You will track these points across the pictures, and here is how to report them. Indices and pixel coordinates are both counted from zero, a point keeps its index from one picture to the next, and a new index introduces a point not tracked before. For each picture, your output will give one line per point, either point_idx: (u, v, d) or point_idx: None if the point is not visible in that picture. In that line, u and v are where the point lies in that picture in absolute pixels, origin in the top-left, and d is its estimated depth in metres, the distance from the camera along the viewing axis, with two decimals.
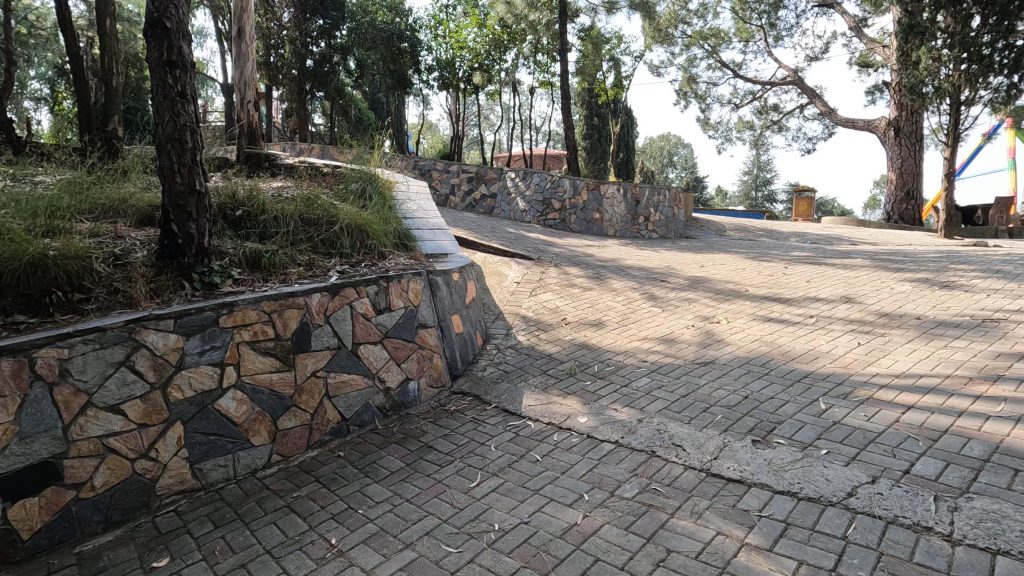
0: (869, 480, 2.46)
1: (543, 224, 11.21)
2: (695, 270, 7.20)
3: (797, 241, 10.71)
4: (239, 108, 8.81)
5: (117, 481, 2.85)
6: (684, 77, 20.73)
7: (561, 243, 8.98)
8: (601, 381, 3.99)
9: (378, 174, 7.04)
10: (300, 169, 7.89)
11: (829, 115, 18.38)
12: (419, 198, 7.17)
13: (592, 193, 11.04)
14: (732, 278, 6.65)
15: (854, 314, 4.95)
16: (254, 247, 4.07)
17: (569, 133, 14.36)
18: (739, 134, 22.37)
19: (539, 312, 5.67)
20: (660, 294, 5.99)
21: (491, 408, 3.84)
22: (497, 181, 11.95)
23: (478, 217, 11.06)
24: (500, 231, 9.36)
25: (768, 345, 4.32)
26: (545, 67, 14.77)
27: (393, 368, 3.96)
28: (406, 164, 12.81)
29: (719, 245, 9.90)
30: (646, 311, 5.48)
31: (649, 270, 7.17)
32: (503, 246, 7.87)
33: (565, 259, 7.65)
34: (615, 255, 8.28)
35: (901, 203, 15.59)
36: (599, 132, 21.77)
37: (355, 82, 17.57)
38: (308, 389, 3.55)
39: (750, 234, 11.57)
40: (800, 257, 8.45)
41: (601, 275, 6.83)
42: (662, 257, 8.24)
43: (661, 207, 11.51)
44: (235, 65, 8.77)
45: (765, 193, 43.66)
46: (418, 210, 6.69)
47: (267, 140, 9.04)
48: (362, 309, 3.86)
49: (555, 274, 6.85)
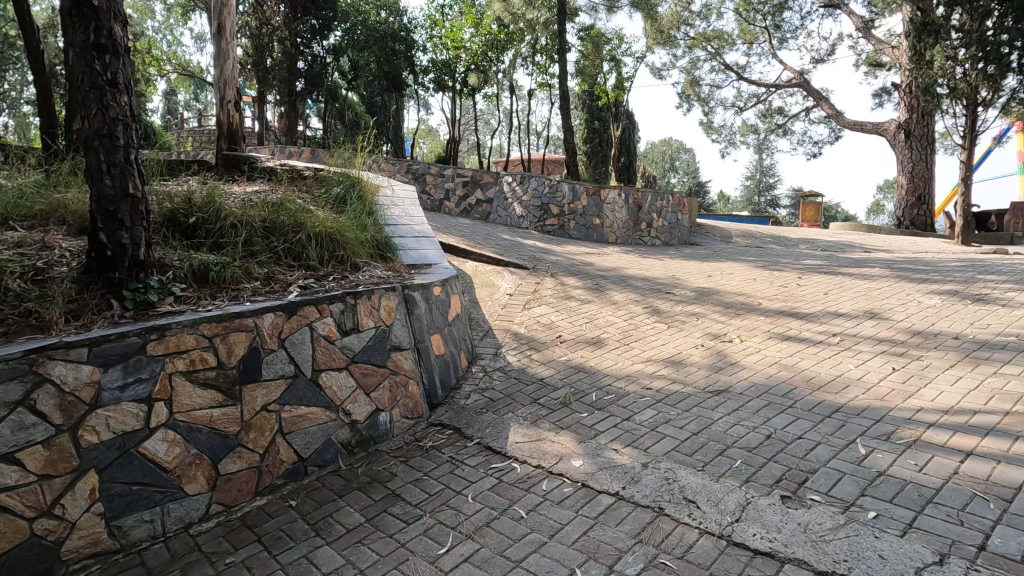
0: (935, 561, 1.95)
1: (540, 230, 10.72)
2: (702, 280, 6.69)
3: (808, 248, 10.21)
4: (219, 109, 8.34)
5: (9, 547, 2.34)
6: (687, 80, 20.29)
7: (559, 251, 8.48)
8: (599, 414, 3.48)
9: (361, 176, 6.55)
10: (281, 172, 7.42)
11: (835, 117, 17.91)
12: (405, 201, 6.69)
13: (593, 198, 10.60)
14: (743, 290, 6.14)
15: (883, 332, 4.43)
16: (203, 259, 3.57)
17: (569, 136, 13.89)
18: (743, 137, 21.90)
19: (532, 327, 5.16)
20: (665, 308, 5.49)
21: (471, 445, 3.34)
22: (494, 185, 11.48)
23: (472, 223, 10.57)
24: (494, 238, 8.87)
25: (789, 370, 3.81)
26: (544, 68, 14.31)
27: (360, 398, 3.45)
28: (398, 168, 12.34)
29: (725, 252, 9.40)
30: (650, 328, 4.97)
31: (652, 280, 6.66)
32: (496, 254, 7.37)
33: (563, 268, 7.15)
34: (616, 264, 7.78)
35: (912, 208, 15.08)
36: (599, 136, 21.30)
37: (349, 84, 17.10)
38: (257, 426, 3.04)
39: (757, 241, 11.07)
40: (813, 266, 7.94)
41: (601, 286, 6.33)
42: (666, 266, 7.73)
43: (664, 212, 11.01)
44: (215, 63, 8.31)
45: (768, 198, 43.15)
46: (402, 215, 6.20)
47: (248, 142, 8.56)
48: (324, 331, 3.37)
49: (551, 285, 6.35)
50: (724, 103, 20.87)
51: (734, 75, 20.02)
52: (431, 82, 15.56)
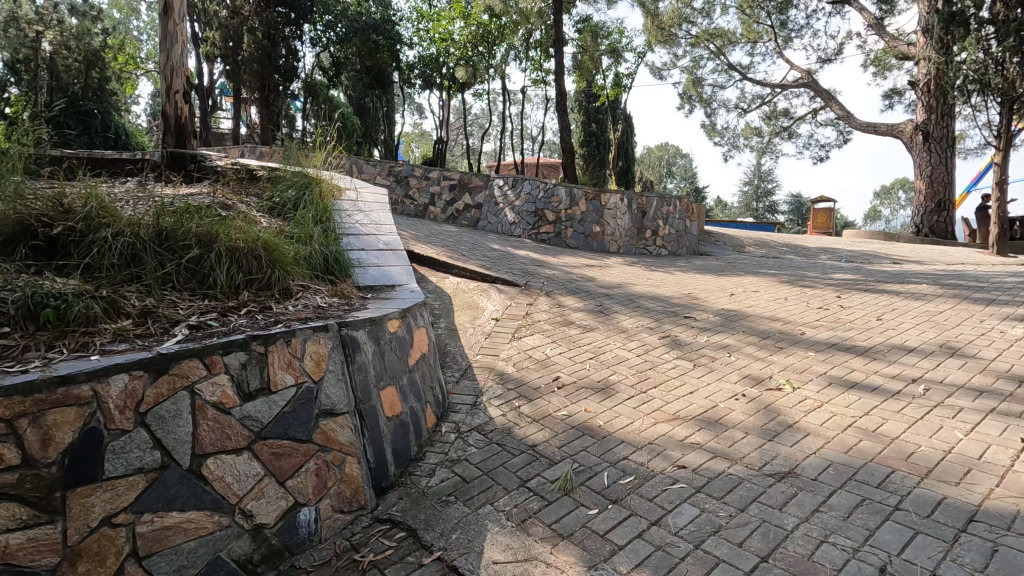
0: None
1: (535, 239, 9.66)
2: (724, 301, 5.66)
3: (830, 259, 9.22)
4: (164, 100, 7.27)
5: None
6: (688, 81, 19.36)
7: (556, 264, 7.43)
8: (615, 511, 2.42)
9: (321, 177, 5.49)
10: (231, 171, 6.31)
11: (846, 119, 16.98)
12: (374, 207, 5.63)
13: (592, 203, 9.58)
14: (775, 314, 5.11)
15: (978, 378, 3.41)
16: (50, 287, 2.50)
17: (565, 136, 12.90)
18: (746, 141, 20.99)
19: (522, 365, 4.10)
20: (686, 340, 4.43)
21: (431, 564, 2.29)
22: (484, 189, 10.46)
23: (459, 231, 9.51)
24: (482, 248, 7.80)
25: (874, 441, 2.77)
26: (539, 64, 13.33)
27: (269, 491, 2.38)
28: (379, 169, 11.22)
29: (742, 265, 8.39)
30: (671, 367, 3.93)
31: (665, 301, 5.62)
32: (482, 268, 6.32)
33: (560, 285, 6.09)
34: (619, 279, 6.75)
35: (932, 215, 14.14)
36: (597, 139, 20.28)
37: (332, 81, 16.02)
38: (93, 551, 1.97)
39: (773, 251, 10.07)
40: (846, 281, 6.93)
41: (606, 309, 5.28)
42: (679, 281, 6.70)
43: (670, 219, 10.00)
44: (161, 47, 7.23)
45: (766, 203, 42.41)
46: (366, 224, 5.13)
47: (198, 139, 7.48)
48: (214, 397, 2.30)
49: (546, 307, 5.29)
50: (726, 105, 19.98)
51: (739, 76, 19.12)
52: (419, 79, 14.55)
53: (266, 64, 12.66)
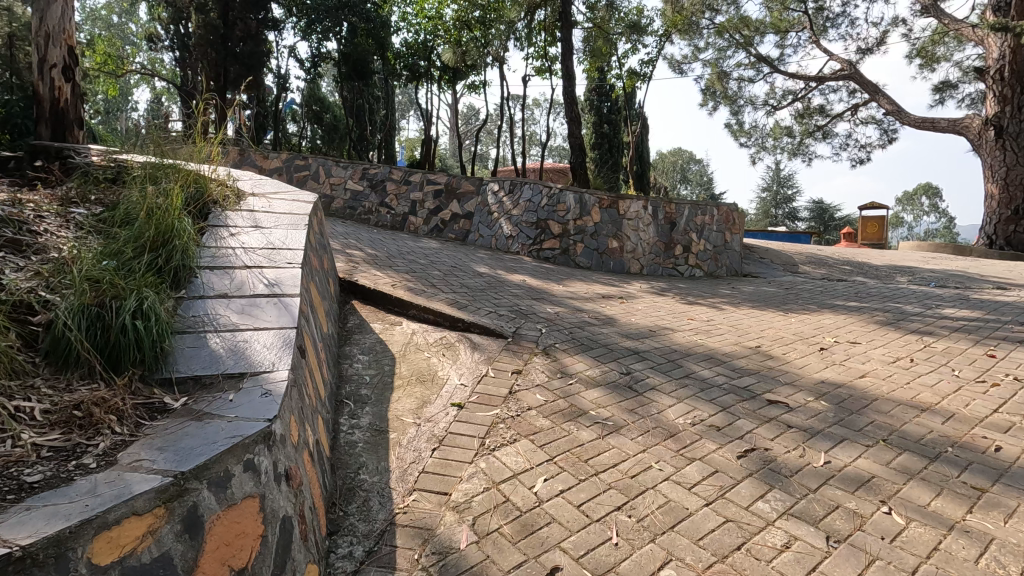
0: None
1: (536, 257, 7.74)
2: (818, 364, 3.69)
3: (914, 283, 7.25)
4: (36, 76, 5.41)
5: None
6: (713, 74, 17.29)
7: (561, 295, 5.50)
8: None
9: (196, 173, 3.59)
10: (91, 164, 4.41)
11: (898, 114, 14.86)
12: (284, 219, 3.73)
13: (607, 211, 7.67)
14: (916, 395, 3.14)
15: None
16: None
17: (574, 131, 10.98)
18: (776, 142, 18.87)
19: (489, 527, 2.14)
20: (788, 461, 2.47)
21: None
22: (475, 196, 8.56)
23: (442, 247, 7.59)
24: (463, 272, 5.89)
25: None
26: (545, 50, 11.47)
27: None
28: (351, 172, 9.31)
29: (809, 293, 6.41)
30: (785, 544, 1.96)
31: (727, 364, 3.66)
32: (453, 307, 4.40)
33: (566, 334, 4.16)
34: (650, 319, 4.80)
35: (1008, 224, 12.07)
36: (610, 142, 18.38)
37: (312, 75, 14.26)
38: None
39: (832, 272, 8.10)
40: (970, 321, 4.95)
41: (637, 382, 3.34)
42: (736, 324, 4.74)
43: (706, 231, 8.09)
44: (32, 5, 5.37)
45: (787, 210, 39.94)
46: (253, 249, 3.23)
47: (81, 129, 5.60)
48: None
49: (542, 380, 3.36)
50: (754, 102, 17.94)
51: (769, 69, 17.04)
52: (406, 71, 12.75)
53: (220, 50, 10.88)
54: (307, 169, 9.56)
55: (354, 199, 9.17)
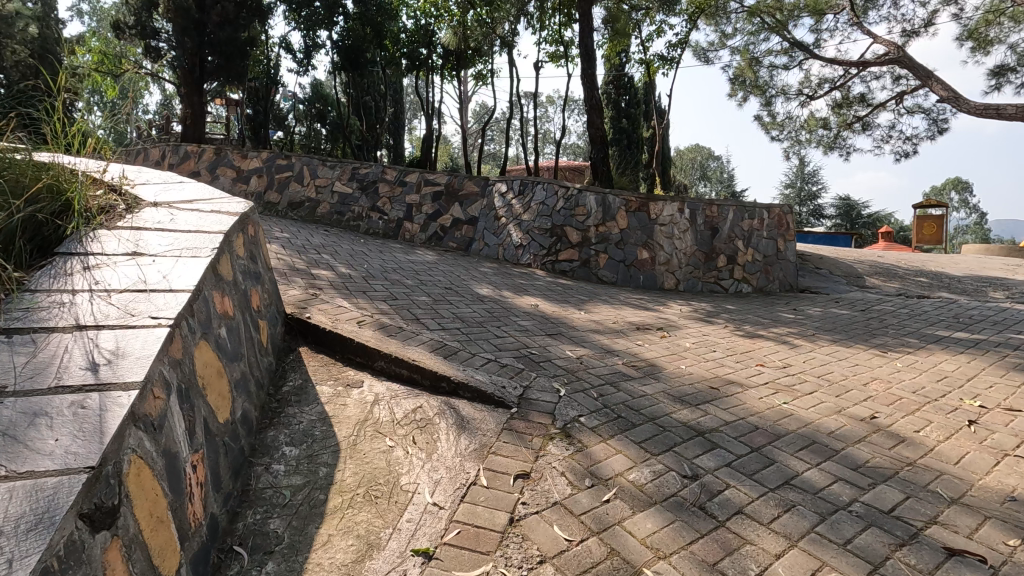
0: None
1: (550, 270, 6.52)
2: (983, 457, 2.43)
3: (1019, 301, 5.88)
4: None
5: None
6: (743, 62, 15.86)
7: (584, 327, 4.28)
8: None
9: (36, 160, 2.47)
10: None
11: (956, 100, 13.28)
12: (182, 239, 2.56)
13: (636, 216, 6.43)
14: None
15: None
16: None
17: (593, 121, 9.78)
18: (811, 135, 17.34)
19: None
20: None
21: None
22: (479, 198, 7.40)
23: (438, 259, 6.40)
24: (459, 296, 4.68)
25: None
26: (559, 31, 10.24)
27: None
28: (339, 172, 8.15)
29: (896, 318, 5.11)
30: None
31: (844, 457, 2.40)
32: (438, 355, 3.19)
33: (594, 397, 2.94)
34: (705, 366, 3.55)
35: None
36: (629, 137, 17.14)
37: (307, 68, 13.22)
38: None
39: (907, 286, 6.75)
40: None
41: (716, 498, 2.10)
42: (826, 373, 3.47)
43: (754, 238, 6.81)
44: None
45: (812, 207, 37.84)
46: (110, 291, 2.06)
47: None
48: None
49: (563, 493, 2.14)
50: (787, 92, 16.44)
51: (804, 55, 15.53)
52: (406, 59, 11.59)
53: (196, 37, 9.85)
54: (289, 169, 8.40)
55: (341, 203, 7.99)
